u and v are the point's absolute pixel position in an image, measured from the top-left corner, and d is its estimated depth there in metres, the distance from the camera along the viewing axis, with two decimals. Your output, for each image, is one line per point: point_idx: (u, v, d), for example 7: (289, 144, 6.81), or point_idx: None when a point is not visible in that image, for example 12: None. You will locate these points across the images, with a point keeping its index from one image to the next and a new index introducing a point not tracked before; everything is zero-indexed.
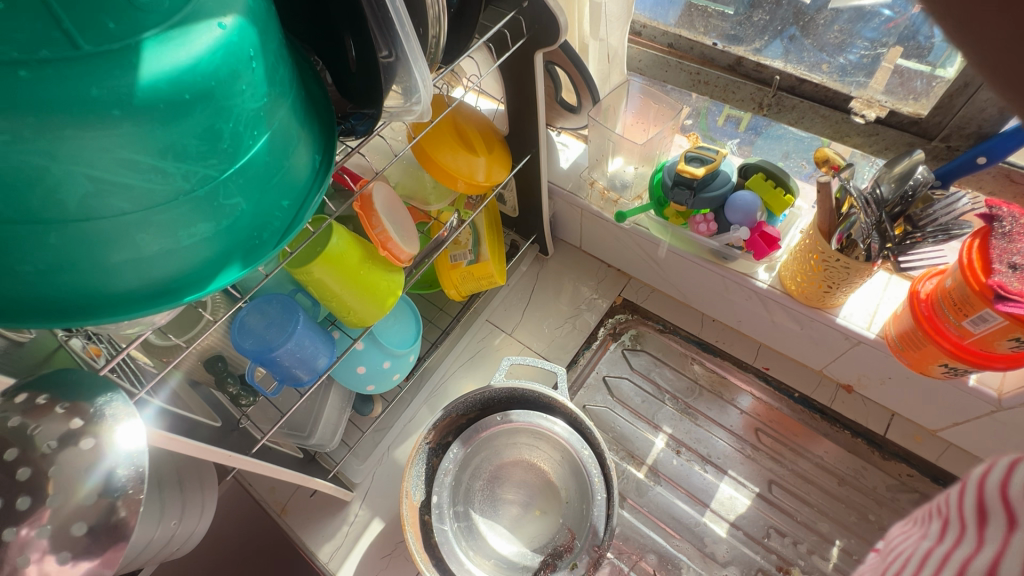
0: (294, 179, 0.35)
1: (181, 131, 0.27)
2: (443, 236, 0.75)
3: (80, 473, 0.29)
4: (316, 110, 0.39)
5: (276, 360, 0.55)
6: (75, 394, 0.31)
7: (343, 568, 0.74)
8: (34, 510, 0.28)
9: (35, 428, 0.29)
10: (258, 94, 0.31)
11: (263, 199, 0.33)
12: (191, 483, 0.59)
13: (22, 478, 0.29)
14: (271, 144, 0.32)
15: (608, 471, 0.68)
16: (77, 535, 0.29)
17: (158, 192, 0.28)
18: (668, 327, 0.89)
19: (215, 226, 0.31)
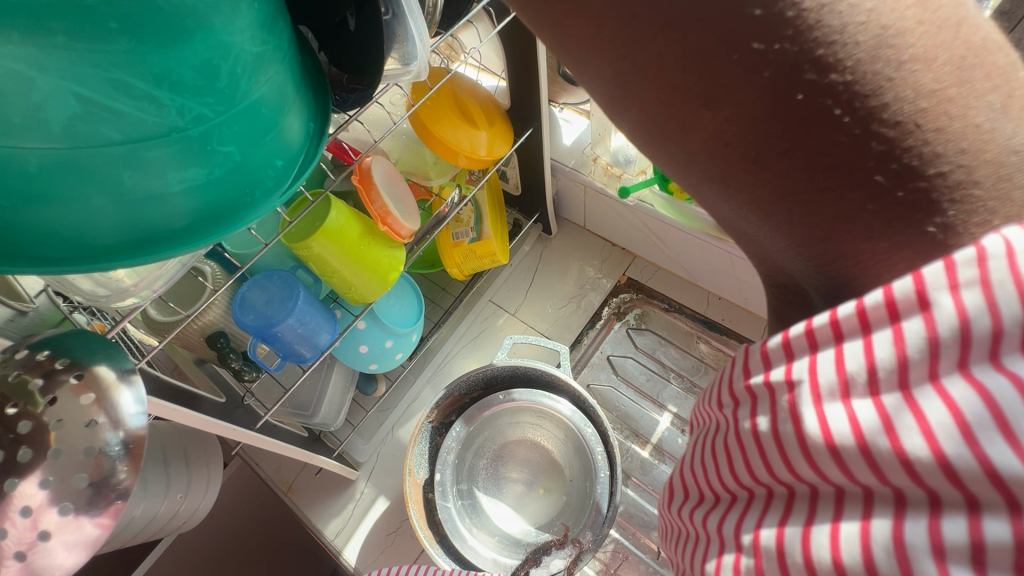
0: (289, 138, 0.34)
1: (177, 60, 0.26)
2: (444, 213, 0.74)
3: (78, 430, 0.28)
4: (312, 75, 0.38)
5: (278, 336, 0.55)
6: (74, 351, 0.31)
7: (349, 546, 0.75)
8: (34, 462, 0.28)
9: (36, 383, 0.29)
10: (258, 38, 0.30)
11: (256, 152, 0.32)
12: (196, 459, 0.59)
13: (24, 431, 0.28)
14: (269, 95, 0.31)
15: (612, 449, 0.68)
16: (79, 487, 0.28)
17: (150, 123, 0.27)
18: (674, 306, 0.88)
19: (205, 173, 0.30)
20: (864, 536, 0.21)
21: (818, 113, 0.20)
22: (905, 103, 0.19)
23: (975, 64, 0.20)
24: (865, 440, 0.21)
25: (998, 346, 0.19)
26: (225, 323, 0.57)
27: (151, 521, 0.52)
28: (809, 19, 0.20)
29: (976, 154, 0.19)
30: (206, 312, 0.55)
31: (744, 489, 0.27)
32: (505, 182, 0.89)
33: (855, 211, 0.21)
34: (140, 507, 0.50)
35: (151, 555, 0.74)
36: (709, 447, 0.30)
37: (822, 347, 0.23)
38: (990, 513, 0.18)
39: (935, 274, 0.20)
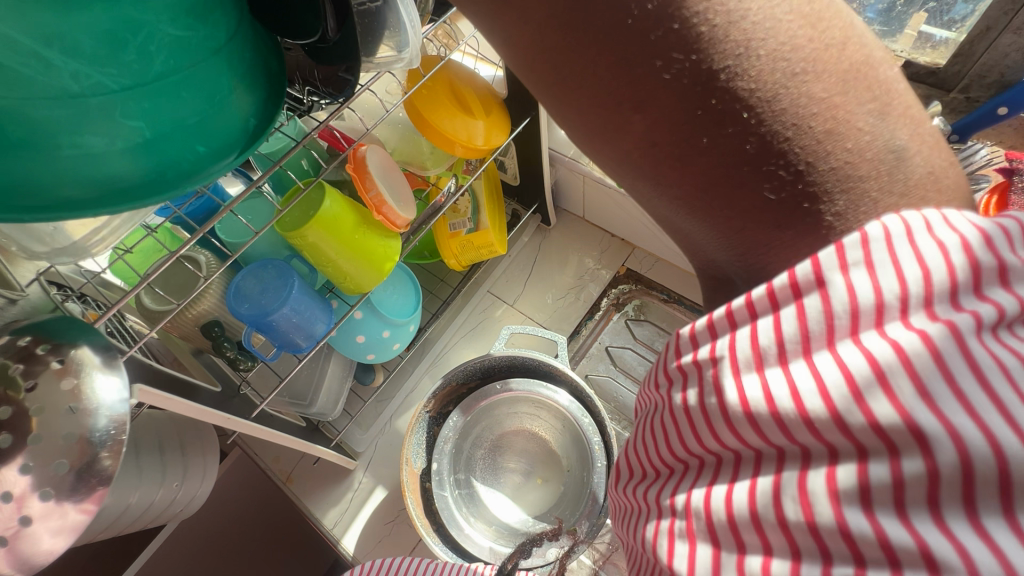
0: (221, 124, 0.33)
1: (76, 25, 0.26)
2: (441, 203, 0.74)
3: (61, 417, 0.28)
4: (269, 68, 0.37)
5: (273, 326, 0.55)
6: (58, 336, 0.30)
7: (347, 535, 0.75)
8: (15, 449, 0.28)
9: (18, 367, 0.29)
10: (181, 18, 0.29)
11: (171, 133, 0.31)
12: (193, 448, 0.59)
13: (3, 417, 0.28)
14: (188, 77, 0.30)
15: (609, 438, 0.67)
16: (60, 474, 0.28)
17: (39, 82, 0.26)
18: (673, 297, 0.88)
19: (105, 143, 0.29)
20: (777, 490, 0.23)
21: (731, 118, 0.23)
22: (799, 112, 0.23)
23: (851, 76, 0.24)
24: (802, 406, 0.22)
25: (880, 315, 0.21)
26: (219, 312, 0.57)
27: (147, 509, 0.53)
28: (717, 35, 0.23)
29: (858, 153, 0.23)
30: (200, 301, 0.55)
31: (680, 462, 0.28)
32: (504, 172, 0.89)
33: (761, 203, 0.24)
34: (136, 494, 0.50)
35: (154, 542, 0.75)
36: (649, 426, 0.31)
37: (741, 325, 0.25)
38: (874, 458, 0.21)
39: (830, 256, 0.22)
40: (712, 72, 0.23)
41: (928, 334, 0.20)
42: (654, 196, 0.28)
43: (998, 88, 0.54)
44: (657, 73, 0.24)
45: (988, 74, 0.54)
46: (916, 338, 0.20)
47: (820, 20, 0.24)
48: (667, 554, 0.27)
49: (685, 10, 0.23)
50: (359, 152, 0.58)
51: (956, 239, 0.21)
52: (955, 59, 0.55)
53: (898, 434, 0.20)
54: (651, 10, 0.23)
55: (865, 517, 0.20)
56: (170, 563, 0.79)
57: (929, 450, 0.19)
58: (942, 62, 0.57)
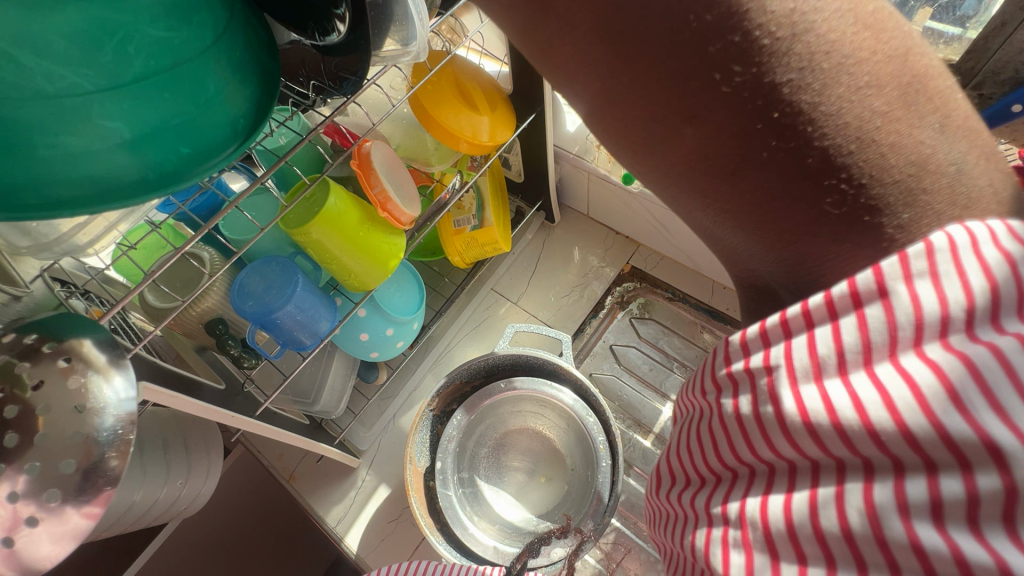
0: (206, 127, 0.32)
1: (47, 25, 0.25)
2: (445, 200, 0.73)
3: (69, 415, 0.28)
4: (261, 55, 0.36)
5: (277, 323, 0.55)
6: (63, 334, 0.30)
7: (351, 533, 0.75)
8: (21, 448, 0.28)
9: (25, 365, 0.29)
10: (163, 19, 0.28)
11: (151, 135, 0.30)
12: (196, 445, 0.59)
13: (10, 415, 0.28)
14: (171, 79, 0.30)
15: (614, 438, 0.67)
16: (67, 472, 0.28)
17: (11, 82, 0.26)
18: (678, 295, 0.87)
19: (81, 145, 0.28)
20: (838, 500, 0.22)
21: (789, 132, 0.22)
22: (862, 126, 0.22)
23: (915, 88, 0.23)
24: (867, 417, 0.21)
25: (945, 327, 0.21)
26: (223, 309, 0.56)
27: (151, 507, 0.53)
28: (780, 48, 0.22)
29: (924, 167, 0.23)
30: (204, 298, 0.54)
31: (728, 470, 0.27)
32: (508, 169, 0.88)
33: (820, 216, 0.24)
34: (139, 493, 0.50)
35: (155, 540, 0.75)
36: (693, 433, 0.30)
37: (796, 333, 0.24)
38: (945, 472, 0.20)
39: (892, 266, 0.22)
40: (773, 86, 0.22)
41: (999, 347, 0.20)
42: (696, 208, 0.28)
43: (1011, 85, 0.54)
44: (715, 87, 0.23)
45: (1002, 71, 0.53)
46: (986, 351, 0.20)
47: (883, 31, 0.23)
48: (721, 564, 0.26)
49: (748, 21, 0.22)
50: (364, 148, 0.57)
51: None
52: (968, 55, 0.54)
53: (972, 449, 0.19)
54: (710, 21, 0.22)
55: (937, 533, 0.20)
56: (172, 561, 0.78)
57: (1006, 466, 0.19)
58: (955, 58, 0.57)
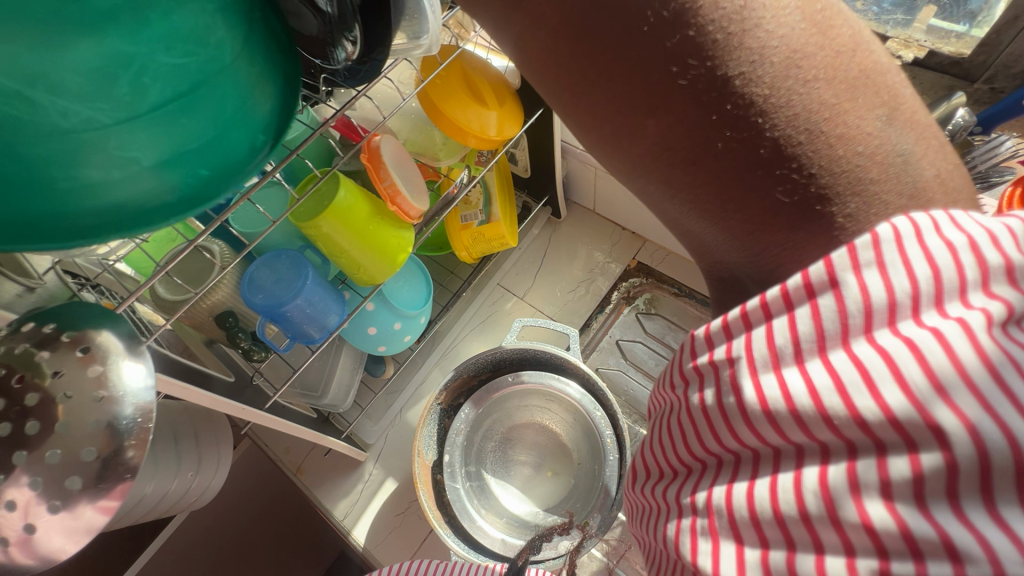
0: (222, 147, 0.34)
1: (64, 64, 0.26)
2: (453, 194, 0.73)
3: (88, 405, 0.28)
4: (285, 79, 0.38)
5: (287, 316, 0.55)
6: (81, 324, 0.30)
7: (357, 526, 0.75)
8: (42, 436, 0.28)
9: (44, 355, 0.29)
10: (178, 47, 0.30)
11: (170, 162, 0.31)
12: (207, 438, 0.59)
13: (32, 403, 0.28)
14: (187, 107, 0.31)
15: (621, 432, 0.67)
16: (88, 460, 0.28)
17: (31, 123, 0.27)
18: (684, 290, 0.87)
19: (100, 178, 0.29)
20: (797, 484, 0.25)
21: (743, 124, 0.25)
22: (810, 117, 0.24)
23: (863, 80, 0.25)
24: (820, 403, 0.23)
25: (893, 313, 0.23)
26: (233, 303, 0.56)
27: (162, 498, 0.53)
28: (732, 43, 0.24)
29: (869, 156, 0.24)
30: (214, 291, 0.54)
31: (699, 460, 0.30)
32: (514, 164, 0.88)
33: (775, 204, 0.25)
34: (151, 484, 0.51)
35: (164, 532, 0.76)
36: (666, 427, 0.32)
37: (755, 326, 0.26)
38: (893, 452, 0.22)
39: (842, 257, 0.23)
40: (726, 80, 0.24)
41: (941, 332, 0.22)
42: (666, 200, 0.30)
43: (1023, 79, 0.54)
44: (673, 79, 0.26)
45: (1014, 65, 0.53)
46: (930, 337, 0.22)
47: (831, 28, 0.25)
48: (690, 551, 0.29)
49: (701, 18, 0.24)
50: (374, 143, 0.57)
51: (962, 238, 0.23)
52: (981, 49, 0.55)
53: (915, 430, 0.21)
54: (668, 17, 0.25)
55: (886, 510, 0.22)
56: (180, 553, 0.79)
57: (947, 444, 0.21)
58: (967, 53, 0.56)
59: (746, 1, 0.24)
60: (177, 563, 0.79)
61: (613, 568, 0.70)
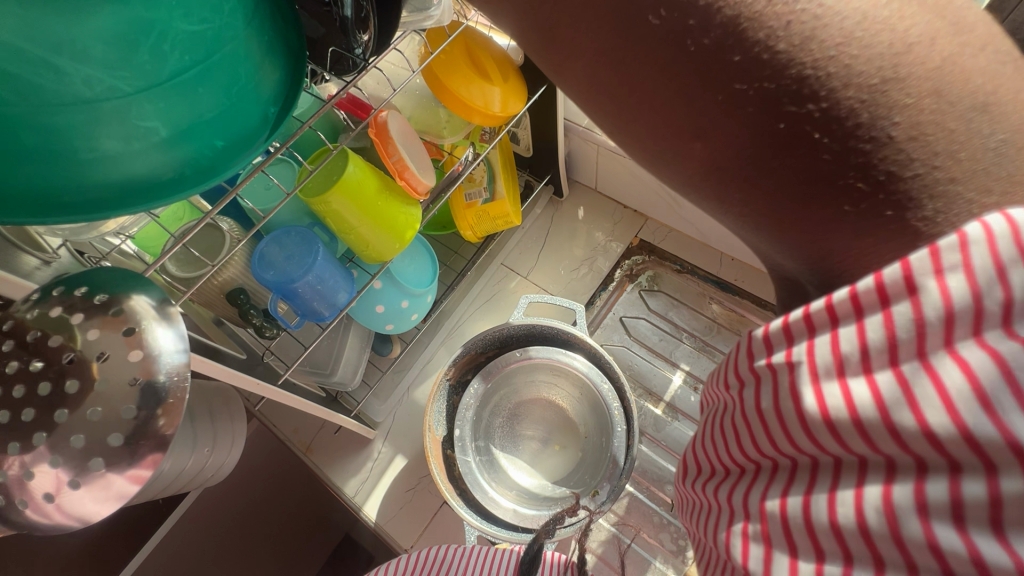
0: (236, 117, 0.37)
1: (88, 34, 0.28)
2: (457, 172, 0.73)
3: (125, 365, 0.28)
4: (289, 58, 0.41)
5: (297, 293, 0.55)
6: (111, 287, 0.30)
7: (368, 502, 0.76)
8: (81, 395, 0.28)
9: (77, 318, 0.29)
10: (195, 16, 0.31)
11: (189, 131, 0.34)
12: (221, 414, 0.59)
13: (70, 363, 0.28)
14: (201, 75, 0.33)
15: (629, 404, 0.68)
16: (127, 418, 0.28)
17: (60, 91, 0.28)
18: (686, 267, 0.88)
19: (127, 146, 0.32)
20: (860, 499, 0.24)
21: (800, 137, 0.23)
22: (876, 118, 0.22)
23: (896, 45, 0.21)
24: (889, 416, 0.22)
25: (978, 330, 0.21)
26: (243, 280, 0.56)
27: (179, 475, 0.54)
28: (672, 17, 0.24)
29: (949, 155, 0.22)
30: (225, 270, 0.54)
31: (752, 462, 0.29)
32: (516, 143, 0.88)
33: (838, 215, 0.24)
34: (167, 460, 0.51)
35: (179, 508, 0.77)
36: (717, 426, 0.31)
37: (819, 332, 0.25)
38: (967, 475, 0.21)
39: (922, 262, 0.22)
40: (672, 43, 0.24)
41: None
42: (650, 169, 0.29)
43: None
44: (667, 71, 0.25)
45: None
46: (1018, 354, 0.20)
47: None
48: (741, 555, 0.28)
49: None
50: (380, 121, 0.57)
51: None
52: None
53: (995, 452, 0.20)
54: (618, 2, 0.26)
55: (955, 533, 0.21)
56: (195, 528, 0.81)
57: None
58: None
59: (795, 12, 0.22)
60: (191, 538, 0.81)
61: (629, 543, 0.72)
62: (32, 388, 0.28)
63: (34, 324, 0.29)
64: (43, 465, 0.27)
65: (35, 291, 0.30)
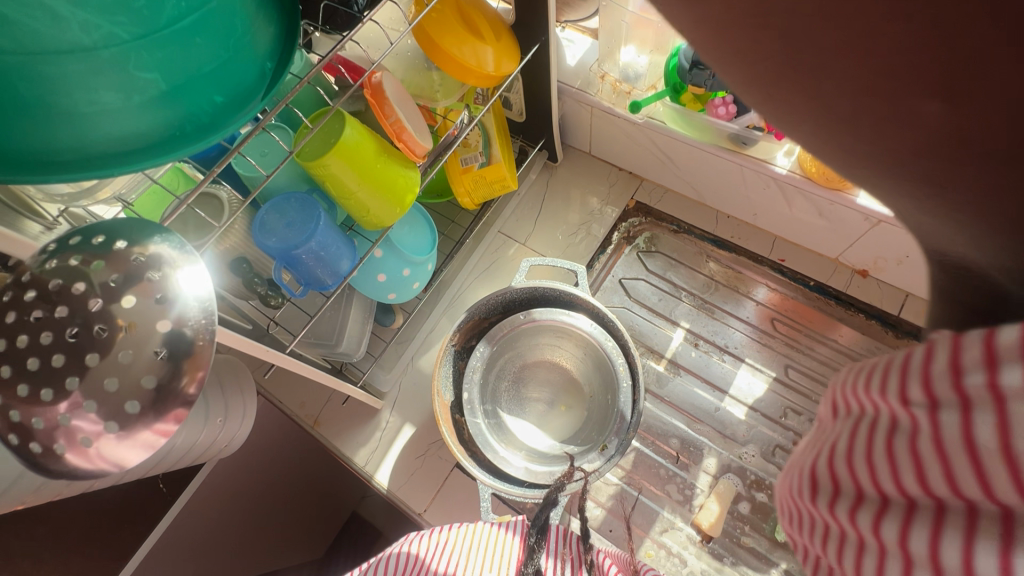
0: (235, 71, 0.36)
1: None
2: (452, 136, 0.71)
3: (153, 311, 0.28)
4: (283, 15, 0.40)
5: (299, 260, 0.55)
6: (129, 234, 0.30)
7: (379, 470, 0.77)
8: (108, 339, 0.28)
9: (99, 264, 0.29)
10: None
11: (188, 85, 0.34)
12: (230, 384, 0.59)
13: (95, 309, 0.28)
14: (197, 24, 0.32)
15: (633, 360, 0.69)
16: (157, 360, 0.28)
17: (55, 39, 0.27)
18: (683, 227, 0.89)
19: (127, 99, 0.31)
20: None
21: None
22: None
23: None
24: None
25: None
26: (244, 250, 0.56)
27: (192, 445, 0.54)
28: None
29: None
30: (226, 238, 0.53)
31: (885, 493, 0.22)
32: (509, 109, 0.86)
33: None
34: (179, 433, 0.51)
35: (192, 485, 0.78)
36: (857, 435, 0.23)
37: None
38: None
39: None
40: None
41: None
42: None
43: None
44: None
45: None
46: None
47: None
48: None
49: None
50: (375, 81, 0.56)
51: None
52: None
53: None
54: None
55: None
56: (209, 503, 0.82)
57: None
58: None
59: None
60: (205, 513, 0.82)
61: (637, 497, 0.74)
62: (59, 334, 0.28)
63: (53, 274, 0.28)
64: (73, 411, 0.27)
65: (50, 242, 0.30)
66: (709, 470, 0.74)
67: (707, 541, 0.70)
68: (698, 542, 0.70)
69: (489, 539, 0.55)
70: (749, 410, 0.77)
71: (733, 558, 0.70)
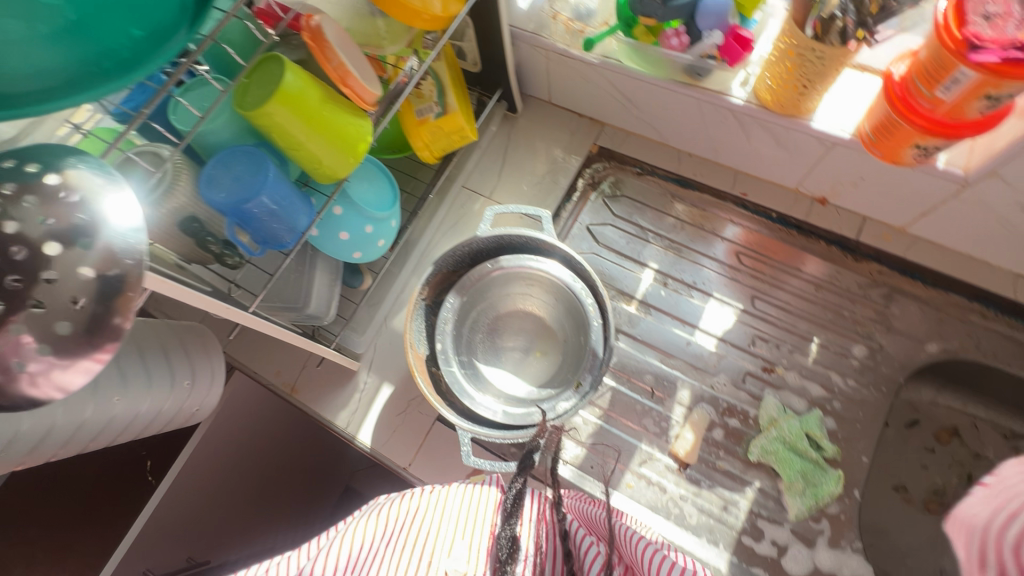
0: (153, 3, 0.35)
1: None
2: (401, 85, 0.70)
3: (84, 240, 0.33)
4: None
5: (252, 215, 0.53)
6: (59, 164, 0.34)
7: (361, 430, 0.78)
8: (33, 261, 0.32)
9: (33, 191, 0.33)
10: None
11: (97, 12, 0.33)
12: (194, 347, 0.57)
13: (15, 231, 0.32)
14: None
15: (603, 299, 0.70)
16: (86, 281, 0.32)
17: None
18: (646, 169, 0.89)
19: (30, 26, 0.31)
20: None
21: None
22: None
23: None
24: None
25: None
26: (196, 209, 0.52)
27: (158, 412, 0.53)
28: None
29: None
30: (171, 196, 0.51)
31: None
32: (463, 60, 0.84)
33: None
34: (143, 403, 0.51)
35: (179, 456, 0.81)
36: None
37: None
38: None
39: None
40: None
41: None
42: None
43: None
44: None
45: None
46: None
47: None
48: None
49: None
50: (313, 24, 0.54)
51: None
52: None
53: None
54: None
55: None
56: (195, 472, 0.85)
57: None
58: None
59: None
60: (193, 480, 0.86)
61: (615, 433, 0.76)
62: None
63: None
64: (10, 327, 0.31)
65: None
66: (683, 401, 0.76)
67: (684, 467, 0.73)
68: (675, 470, 0.73)
69: (466, 500, 0.56)
70: (719, 342, 0.78)
71: (710, 481, 0.72)
